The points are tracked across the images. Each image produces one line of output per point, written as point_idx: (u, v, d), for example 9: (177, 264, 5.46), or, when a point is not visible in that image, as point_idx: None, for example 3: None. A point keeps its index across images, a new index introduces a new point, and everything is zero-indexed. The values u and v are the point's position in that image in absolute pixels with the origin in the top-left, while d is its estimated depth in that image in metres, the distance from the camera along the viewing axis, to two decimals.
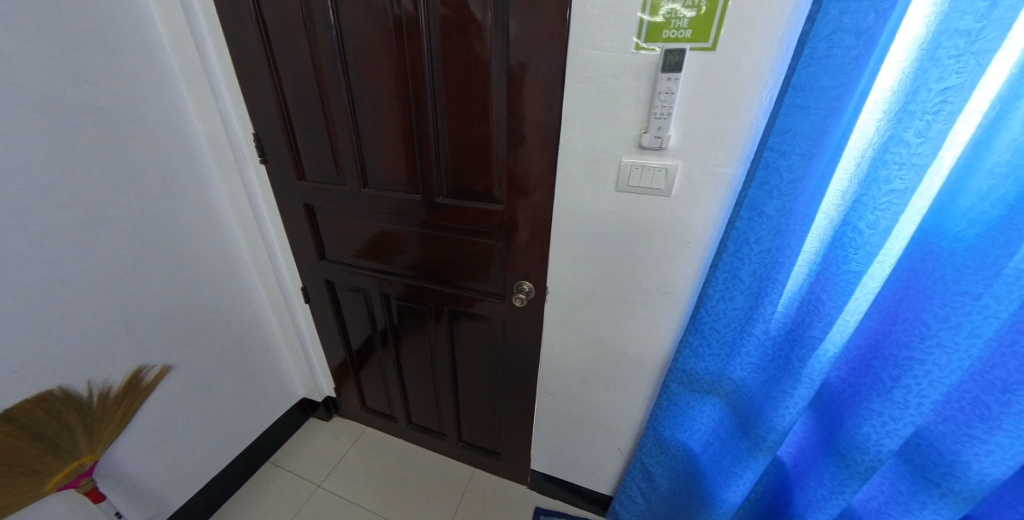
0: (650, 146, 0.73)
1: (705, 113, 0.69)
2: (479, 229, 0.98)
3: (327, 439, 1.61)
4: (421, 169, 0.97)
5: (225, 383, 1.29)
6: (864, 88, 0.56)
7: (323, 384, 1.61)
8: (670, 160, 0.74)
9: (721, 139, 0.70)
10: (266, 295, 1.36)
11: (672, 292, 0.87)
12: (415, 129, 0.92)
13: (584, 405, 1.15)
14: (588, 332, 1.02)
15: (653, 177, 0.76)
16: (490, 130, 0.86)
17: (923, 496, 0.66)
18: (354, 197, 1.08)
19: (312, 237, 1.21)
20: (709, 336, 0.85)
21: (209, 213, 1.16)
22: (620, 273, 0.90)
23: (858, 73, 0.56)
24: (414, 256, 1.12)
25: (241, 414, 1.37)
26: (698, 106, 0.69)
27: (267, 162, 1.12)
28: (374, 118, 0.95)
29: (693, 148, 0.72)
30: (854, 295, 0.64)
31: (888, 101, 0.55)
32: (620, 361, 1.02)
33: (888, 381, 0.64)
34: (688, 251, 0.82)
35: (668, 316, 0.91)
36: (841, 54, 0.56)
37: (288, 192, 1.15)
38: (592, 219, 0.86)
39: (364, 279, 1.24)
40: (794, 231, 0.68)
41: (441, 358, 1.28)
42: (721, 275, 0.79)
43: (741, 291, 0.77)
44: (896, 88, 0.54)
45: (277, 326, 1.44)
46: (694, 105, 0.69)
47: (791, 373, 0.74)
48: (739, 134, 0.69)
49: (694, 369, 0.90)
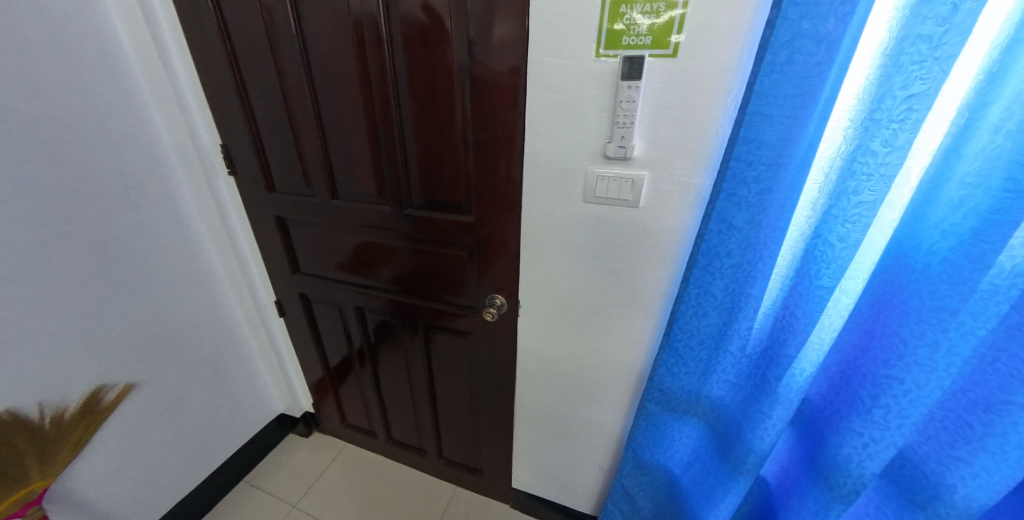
0: (616, 156, 0.71)
1: (669, 123, 0.66)
2: (450, 241, 0.95)
3: (305, 456, 1.57)
4: (390, 181, 0.94)
5: (197, 400, 1.26)
6: (829, 96, 0.54)
7: (302, 400, 1.57)
8: (637, 169, 0.72)
9: (686, 148, 0.67)
10: (240, 308, 1.33)
11: (646, 305, 0.84)
12: (382, 141, 0.90)
13: (562, 421, 1.11)
14: (562, 346, 0.98)
15: (621, 188, 0.74)
16: (458, 141, 0.84)
17: None
18: (323, 208, 1.06)
19: (285, 250, 1.19)
20: (684, 355, 0.81)
21: (179, 225, 1.13)
22: (591, 286, 0.87)
23: (820, 80, 0.54)
24: (394, 269, 1.08)
25: (212, 431, 1.33)
26: (662, 115, 0.66)
27: (236, 173, 1.09)
28: (342, 129, 0.93)
29: (658, 158, 0.69)
30: (827, 311, 0.62)
31: (854, 109, 0.53)
32: (597, 376, 0.99)
33: (868, 400, 0.61)
34: (660, 266, 0.79)
35: (642, 330, 0.87)
36: (801, 62, 0.54)
37: (259, 203, 1.13)
38: (561, 230, 0.83)
39: (337, 293, 1.21)
40: (763, 243, 0.65)
41: (419, 372, 1.25)
42: (691, 292, 0.74)
43: (714, 307, 0.74)
44: (862, 96, 0.52)
45: (253, 340, 1.40)
46: (657, 114, 0.67)
47: (769, 392, 0.70)
48: (705, 143, 0.66)
49: (672, 388, 0.86)
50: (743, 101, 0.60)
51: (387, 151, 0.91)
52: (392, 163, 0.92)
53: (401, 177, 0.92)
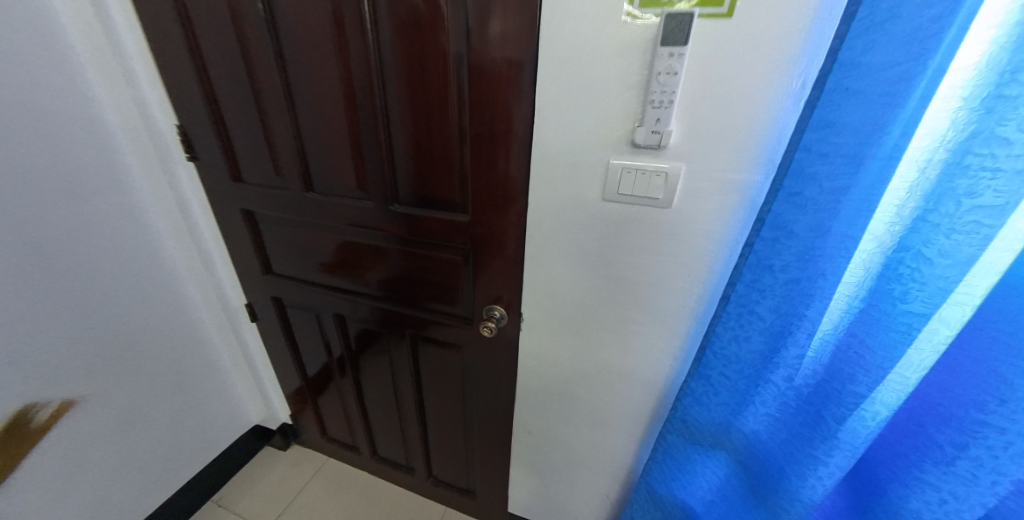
0: (647, 144, 0.57)
1: (716, 104, 0.53)
2: (441, 243, 0.81)
3: (282, 472, 1.44)
4: (371, 171, 0.80)
5: (156, 415, 1.12)
6: (938, 66, 0.41)
7: (279, 411, 1.43)
8: (670, 162, 0.58)
9: (737, 136, 0.54)
10: (207, 312, 1.19)
11: (672, 325, 0.71)
12: (361, 124, 0.76)
13: (567, 447, 0.98)
14: (569, 365, 0.86)
15: (649, 184, 0.60)
16: (450, 124, 0.68)
17: None
18: (296, 201, 0.92)
19: (255, 249, 1.05)
20: (716, 383, 0.69)
21: (133, 219, 0.99)
22: (605, 299, 0.74)
23: (934, 44, 0.41)
24: (376, 274, 0.95)
25: (176, 449, 1.20)
26: (708, 92, 0.52)
27: (196, 160, 0.95)
28: (314, 109, 0.79)
29: (699, 148, 0.56)
30: (914, 344, 0.47)
31: (972, 84, 0.40)
32: (609, 401, 0.86)
33: (949, 448, 0.48)
34: (693, 279, 0.66)
35: (665, 352, 0.74)
36: (908, 26, 0.42)
37: (224, 195, 0.99)
38: (573, 234, 0.70)
39: (314, 297, 1.07)
40: (828, 256, 0.53)
41: (405, 387, 1.12)
42: (731, 311, 0.63)
43: (757, 330, 0.62)
44: (985, 66, 0.39)
45: (223, 346, 1.26)
46: (702, 91, 0.53)
47: (825, 434, 0.58)
48: (761, 129, 0.52)
49: (697, 420, 0.74)
50: (819, 75, 0.48)
51: (368, 136, 0.77)
52: (373, 150, 0.78)
53: (383, 167, 0.78)
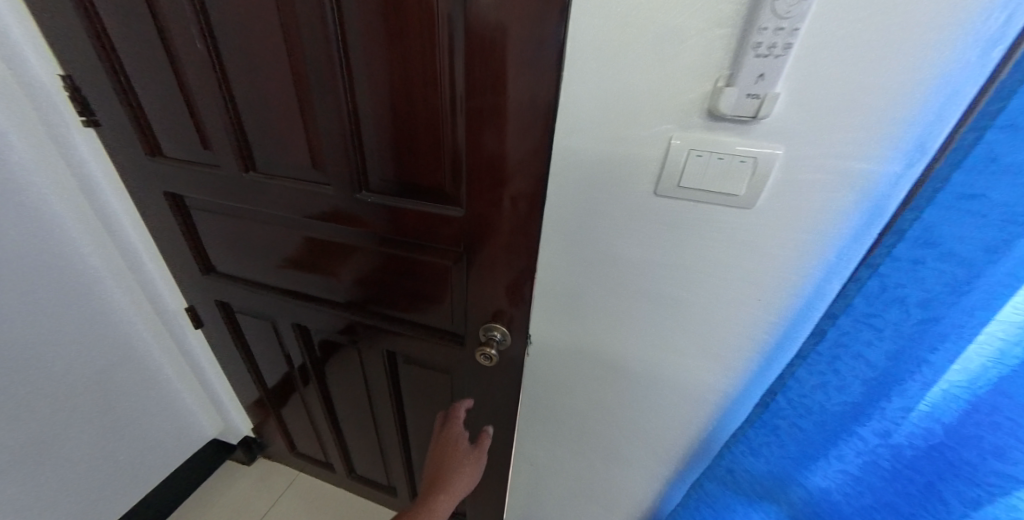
0: (738, 114, 0.37)
1: (857, 53, 0.33)
2: (426, 242, 0.61)
3: (245, 491, 1.26)
4: (327, 148, 0.58)
5: (77, 443, 0.92)
6: None
7: (239, 423, 1.25)
8: (766, 144, 0.39)
9: (881, 107, 0.35)
10: (138, 316, 0.98)
11: (728, 358, 0.55)
12: (308, 78, 0.54)
13: (576, 482, 0.83)
14: (584, 394, 0.70)
15: (728, 176, 0.41)
16: (441, 79, 0.47)
17: None
18: (232, 184, 0.70)
19: (189, 243, 0.84)
20: (783, 435, 0.55)
21: (20, 206, 0.74)
22: (640, 322, 0.57)
23: None
24: (343, 279, 0.75)
25: (110, 477, 1.01)
26: (850, 36, 0.33)
27: (98, 126, 0.72)
28: (244, 57, 0.56)
29: (816, 124, 0.37)
30: None
31: None
32: (633, 439, 0.70)
33: None
34: (770, 306, 0.49)
35: (714, 389, 0.59)
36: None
37: (140, 174, 0.76)
38: (605, 239, 0.52)
39: (268, 303, 0.87)
40: (989, 287, 0.35)
41: (383, 405, 0.96)
42: (822, 354, 0.48)
43: (855, 378, 0.46)
44: None
45: (164, 355, 1.06)
46: (842, 32, 0.33)
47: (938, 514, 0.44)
48: (925, 97, 0.34)
49: (747, 471, 0.60)
50: None
51: (319, 96, 0.54)
52: (328, 117, 0.55)
53: (342, 142, 0.57)
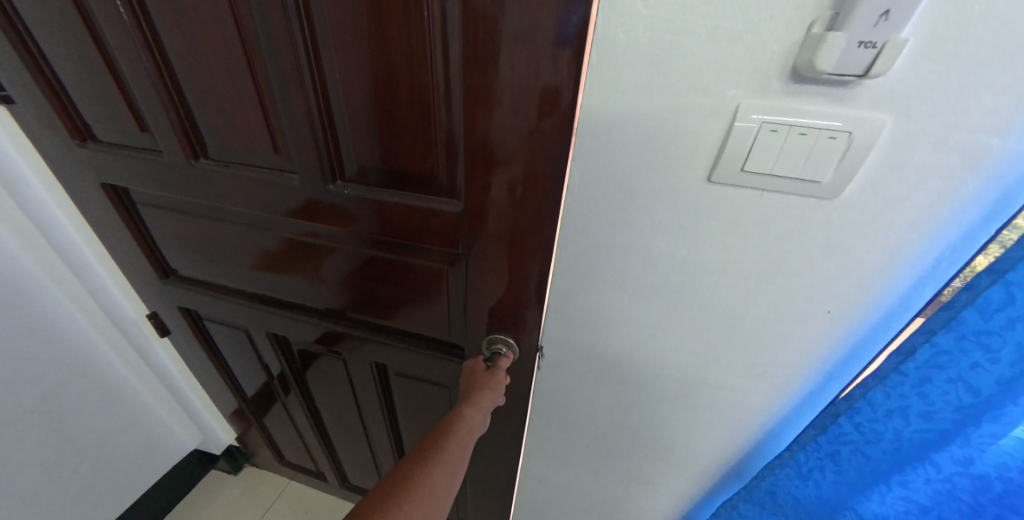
0: (841, 73, 0.28)
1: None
2: (416, 245, 0.50)
3: (231, 503, 1.19)
4: (288, 129, 0.47)
5: (33, 466, 0.83)
6: None
7: (220, 432, 1.16)
8: (867, 114, 0.30)
9: None
10: (92, 324, 0.87)
11: (778, 375, 0.47)
12: (255, 38, 0.42)
13: (589, 497, 0.76)
14: (601, 411, 0.62)
15: (810, 157, 0.32)
16: (429, 35, 0.35)
17: None
18: (179, 176, 0.58)
19: (141, 244, 0.73)
20: (841, 461, 0.47)
21: None
22: (672, 334, 0.49)
23: None
24: (319, 285, 0.64)
25: (76, 499, 0.92)
26: None
27: (13, 106, 0.60)
28: (173, 11, 0.44)
29: (941, 84, 0.27)
30: None
31: None
32: (657, 455, 0.63)
33: None
34: (836, 323, 0.41)
35: (757, 405, 0.51)
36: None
37: (69, 161, 0.64)
38: (635, 240, 0.43)
39: (238, 312, 0.77)
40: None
41: (374, 417, 0.87)
42: (908, 375, 0.39)
43: (946, 403, 0.38)
44: None
45: (128, 365, 0.96)
46: None
47: None
48: None
49: (792, 496, 0.53)
50: None
51: (273, 64, 0.42)
52: (285, 90, 0.44)
53: (306, 123, 0.45)
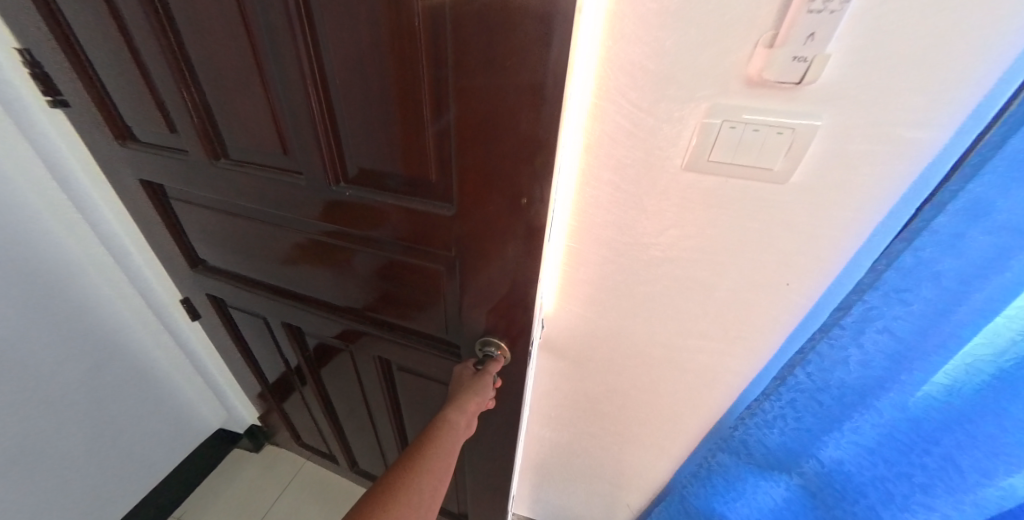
0: (783, 81, 0.35)
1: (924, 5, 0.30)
2: (411, 247, 0.56)
3: (254, 478, 1.27)
4: (295, 139, 0.52)
5: (77, 438, 0.91)
6: None
7: (244, 411, 1.25)
8: (809, 113, 0.36)
9: (933, 70, 0.32)
10: (127, 309, 0.94)
11: (748, 340, 0.54)
12: (269, 47, 0.45)
13: (586, 458, 0.85)
14: (597, 379, 0.69)
15: (764, 148, 0.39)
16: (417, 36, 0.38)
17: None
18: (204, 175, 0.65)
19: (174, 235, 0.80)
20: (799, 405, 0.56)
21: None
22: (655, 306, 0.56)
23: None
24: (328, 278, 0.71)
25: (115, 469, 1.00)
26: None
27: (68, 108, 0.66)
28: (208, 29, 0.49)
29: (865, 85, 0.34)
30: None
31: None
32: (648, 418, 0.71)
33: None
34: (782, 299, 0.49)
35: (730, 370, 0.58)
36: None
37: (116, 159, 0.70)
38: (625, 223, 0.49)
39: (259, 302, 0.85)
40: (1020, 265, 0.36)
41: (379, 407, 0.94)
42: (847, 327, 0.48)
43: (877, 351, 0.47)
44: None
45: (159, 348, 1.03)
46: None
47: (950, 482, 0.45)
48: (976, 63, 0.31)
49: (762, 443, 0.62)
50: None
51: (276, 66, 0.46)
52: (291, 104, 0.49)
53: (311, 133, 0.50)
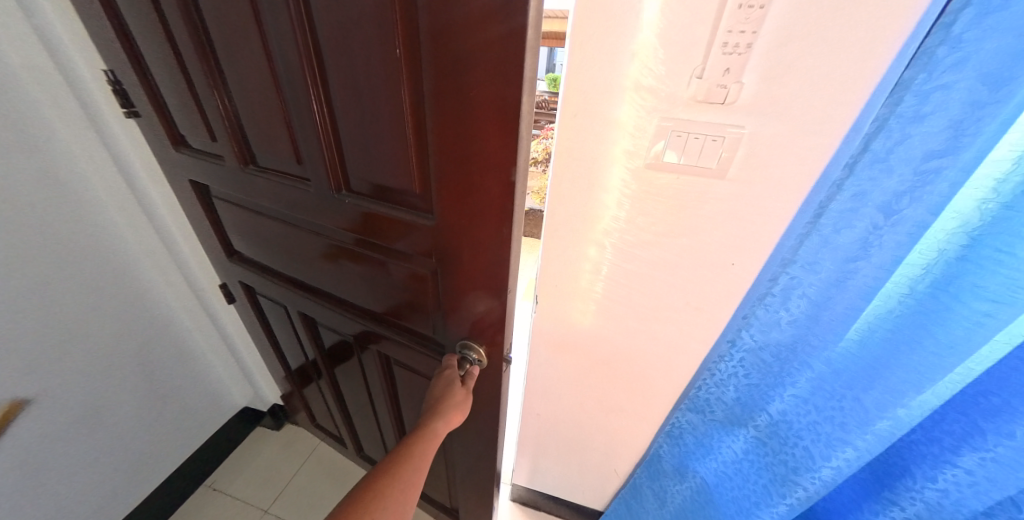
0: (711, 100, 0.46)
1: (812, 47, 0.41)
2: (401, 251, 0.63)
3: (276, 453, 1.37)
4: (306, 149, 0.62)
5: (127, 406, 1.02)
6: None
7: (267, 391, 1.36)
8: (738, 123, 0.47)
9: (822, 92, 0.43)
10: (173, 294, 1.05)
11: (708, 310, 0.64)
12: (284, 70, 0.55)
13: (576, 425, 0.95)
14: (583, 350, 0.80)
15: (704, 150, 0.49)
16: (401, 68, 0.47)
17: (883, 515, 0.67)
18: (237, 178, 0.76)
19: (214, 227, 0.92)
20: (746, 362, 0.68)
21: (64, 191, 0.81)
22: (630, 283, 0.66)
23: None
24: (336, 275, 0.79)
25: (157, 438, 1.11)
26: (796, 31, 0.41)
27: (139, 117, 0.78)
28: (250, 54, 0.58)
29: (777, 100, 0.45)
30: (997, 338, 0.43)
31: None
32: (628, 385, 0.81)
33: (994, 436, 0.53)
34: (732, 278, 0.59)
35: (694, 338, 0.69)
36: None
37: (173, 162, 0.83)
38: (604, 211, 0.60)
39: (278, 292, 0.95)
40: (891, 240, 0.48)
41: (380, 398, 1.02)
42: (777, 293, 0.60)
43: (798, 311, 0.59)
44: None
45: (198, 331, 1.14)
46: (794, 31, 0.41)
47: (859, 416, 0.56)
48: (855, 86, 0.42)
49: (721, 399, 0.74)
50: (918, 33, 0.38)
51: (288, 84, 0.56)
52: (299, 113, 0.58)
53: (319, 142, 0.59)
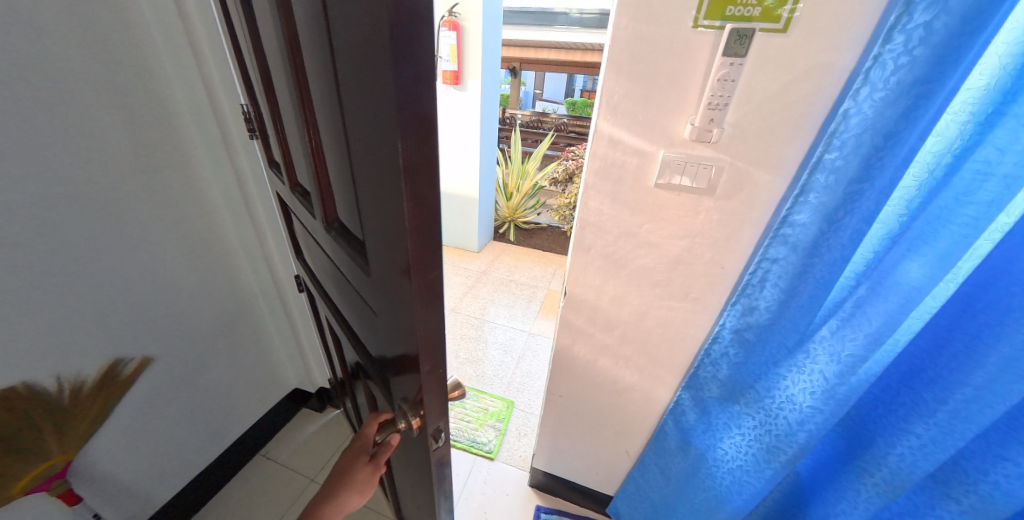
0: (699, 139, 0.64)
1: (764, 107, 0.61)
2: (364, 294, 0.61)
3: (320, 431, 1.53)
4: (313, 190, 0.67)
5: (214, 374, 1.20)
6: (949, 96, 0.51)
7: (317, 374, 1.54)
8: (720, 154, 0.66)
9: (773, 136, 0.62)
10: (257, 281, 1.26)
11: (703, 300, 0.82)
12: (298, 119, 0.63)
13: (592, 406, 1.10)
14: (603, 336, 0.95)
15: (697, 174, 0.68)
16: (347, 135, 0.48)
17: (858, 486, 0.76)
18: (292, 197, 0.88)
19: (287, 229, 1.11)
20: (735, 344, 0.82)
21: (195, 193, 1.04)
22: (644, 278, 0.83)
23: (942, 81, 0.50)
24: (339, 303, 0.81)
25: (230, 407, 1.28)
26: (754, 96, 0.60)
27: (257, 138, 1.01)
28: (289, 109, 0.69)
29: (745, 141, 0.64)
30: (913, 314, 0.59)
31: (957, 120, 0.51)
32: (639, 367, 0.97)
33: (934, 402, 0.63)
34: (722, 276, 0.78)
35: (696, 323, 0.85)
36: (943, 37, 0.48)
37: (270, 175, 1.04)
38: (626, 219, 0.77)
39: (318, 293, 1.06)
40: (838, 244, 0.63)
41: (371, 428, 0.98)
42: (753, 284, 0.74)
43: (770, 299, 0.74)
44: (970, 100, 0.49)
45: (270, 315, 1.34)
46: (753, 97, 0.60)
47: (825, 386, 0.70)
48: (792, 133, 0.61)
49: (716, 378, 0.88)
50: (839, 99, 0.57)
51: (301, 136, 0.64)
52: (307, 162, 0.65)
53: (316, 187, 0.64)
